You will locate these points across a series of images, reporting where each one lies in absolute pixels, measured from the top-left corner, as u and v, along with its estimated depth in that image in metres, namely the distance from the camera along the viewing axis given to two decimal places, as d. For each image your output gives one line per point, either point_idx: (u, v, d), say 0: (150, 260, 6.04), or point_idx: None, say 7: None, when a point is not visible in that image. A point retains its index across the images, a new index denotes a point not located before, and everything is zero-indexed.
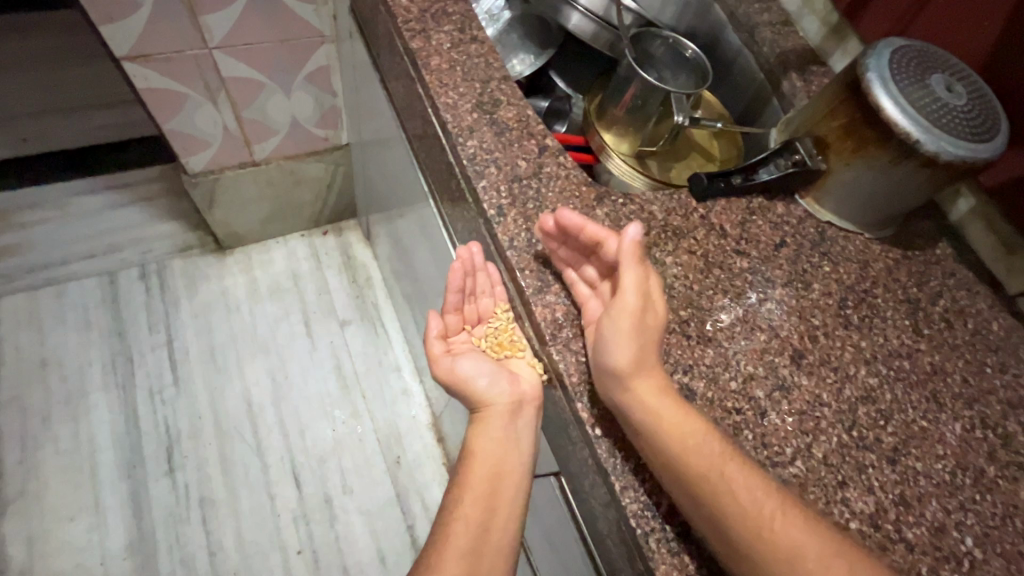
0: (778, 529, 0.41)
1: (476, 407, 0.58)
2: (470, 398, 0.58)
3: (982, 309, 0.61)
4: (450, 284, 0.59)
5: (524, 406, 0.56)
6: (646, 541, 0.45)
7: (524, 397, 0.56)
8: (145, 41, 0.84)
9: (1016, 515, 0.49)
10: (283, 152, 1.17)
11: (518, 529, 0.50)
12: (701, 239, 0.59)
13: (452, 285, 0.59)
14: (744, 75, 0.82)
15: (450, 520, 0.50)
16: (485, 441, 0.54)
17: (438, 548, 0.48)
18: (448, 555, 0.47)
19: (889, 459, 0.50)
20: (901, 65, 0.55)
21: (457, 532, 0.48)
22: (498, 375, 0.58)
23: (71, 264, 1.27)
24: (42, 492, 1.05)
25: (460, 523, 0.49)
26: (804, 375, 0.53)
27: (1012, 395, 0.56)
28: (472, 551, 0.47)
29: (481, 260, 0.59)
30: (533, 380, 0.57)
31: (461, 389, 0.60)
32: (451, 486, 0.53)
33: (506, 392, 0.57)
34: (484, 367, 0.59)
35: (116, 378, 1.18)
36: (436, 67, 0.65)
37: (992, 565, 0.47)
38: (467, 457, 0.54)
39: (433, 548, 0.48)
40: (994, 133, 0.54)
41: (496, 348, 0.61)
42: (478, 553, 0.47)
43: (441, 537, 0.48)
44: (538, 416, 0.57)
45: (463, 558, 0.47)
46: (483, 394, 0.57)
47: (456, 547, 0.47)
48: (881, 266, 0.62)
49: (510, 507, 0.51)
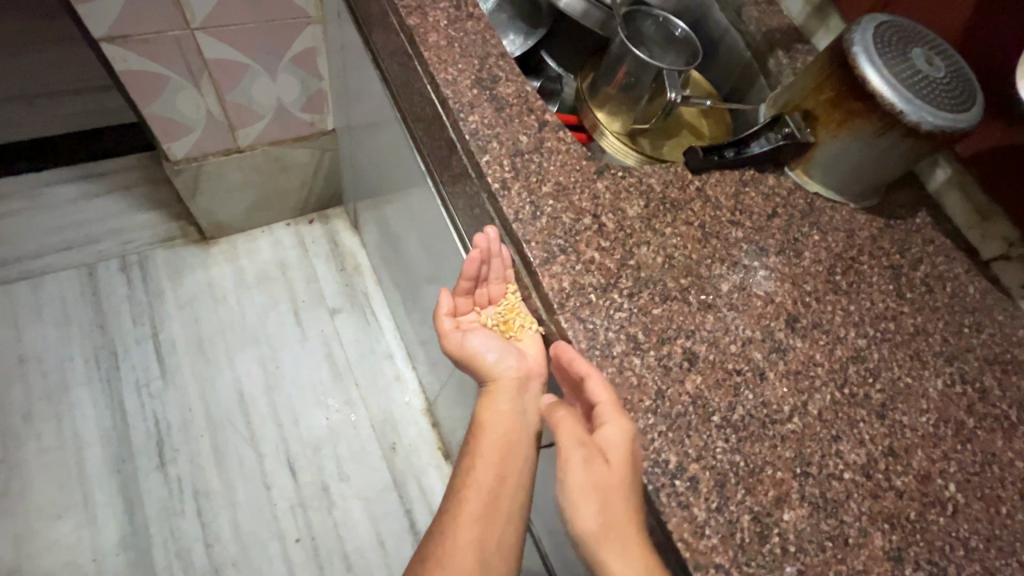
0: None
1: (484, 380, 0.59)
2: (479, 372, 0.59)
3: (959, 273, 0.64)
4: (465, 270, 0.58)
5: (532, 381, 0.58)
6: (658, 496, 0.46)
7: (531, 373, 0.59)
8: (125, 21, 0.82)
9: (994, 462, 0.53)
10: (267, 137, 1.15)
11: (526, 496, 0.52)
12: (698, 211, 0.61)
13: (466, 272, 0.58)
14: (731, 53, 0.84)
15: (461, 488, 0.51)
16: (495, 412, 0.55)
17: (451, 517, 0.50)
18: (463, 520, 0.49)
19: (878, 414, 0.53)
20: (884, 39, 0.57)
21: (470, 498, 0.50)
22: (506, 351, 0.59)
23: (47, 257, 1.23)
24: (29, 490, 1.03)
25: (471, 489, 0.51)
26: (799, 338, 0.56)
27: (988, 352, 0.60)
28: (485, 516, 0.49)
29: (497, 246, 0.57)
30: (536, 356, 0.59)
31: (470, 364, 0.60)
32: (463, 455, 0.54)
33: (514, 368, 0.58)
34: (493, 343, 0.59)
35: (100, 372, 1.15)
36: (435, 43, 0.65)
37: (973, 508, 0.50)
38: (478, 427, 0.55)
39: (447, 516, 0.50)
40: (972, 103, 0.57)
41: (503, 327, 0.61)
42: (490, 517, 0.50)
43: (454, 501, 0.51)
44: (545, 392, 0.59)
45: (476, 523, 0.49)
46: (491, 368, 0.58)
47: (467, 513, 0.49)
48: (866, 234, 0.65)
49: (519, 475, 0.52)
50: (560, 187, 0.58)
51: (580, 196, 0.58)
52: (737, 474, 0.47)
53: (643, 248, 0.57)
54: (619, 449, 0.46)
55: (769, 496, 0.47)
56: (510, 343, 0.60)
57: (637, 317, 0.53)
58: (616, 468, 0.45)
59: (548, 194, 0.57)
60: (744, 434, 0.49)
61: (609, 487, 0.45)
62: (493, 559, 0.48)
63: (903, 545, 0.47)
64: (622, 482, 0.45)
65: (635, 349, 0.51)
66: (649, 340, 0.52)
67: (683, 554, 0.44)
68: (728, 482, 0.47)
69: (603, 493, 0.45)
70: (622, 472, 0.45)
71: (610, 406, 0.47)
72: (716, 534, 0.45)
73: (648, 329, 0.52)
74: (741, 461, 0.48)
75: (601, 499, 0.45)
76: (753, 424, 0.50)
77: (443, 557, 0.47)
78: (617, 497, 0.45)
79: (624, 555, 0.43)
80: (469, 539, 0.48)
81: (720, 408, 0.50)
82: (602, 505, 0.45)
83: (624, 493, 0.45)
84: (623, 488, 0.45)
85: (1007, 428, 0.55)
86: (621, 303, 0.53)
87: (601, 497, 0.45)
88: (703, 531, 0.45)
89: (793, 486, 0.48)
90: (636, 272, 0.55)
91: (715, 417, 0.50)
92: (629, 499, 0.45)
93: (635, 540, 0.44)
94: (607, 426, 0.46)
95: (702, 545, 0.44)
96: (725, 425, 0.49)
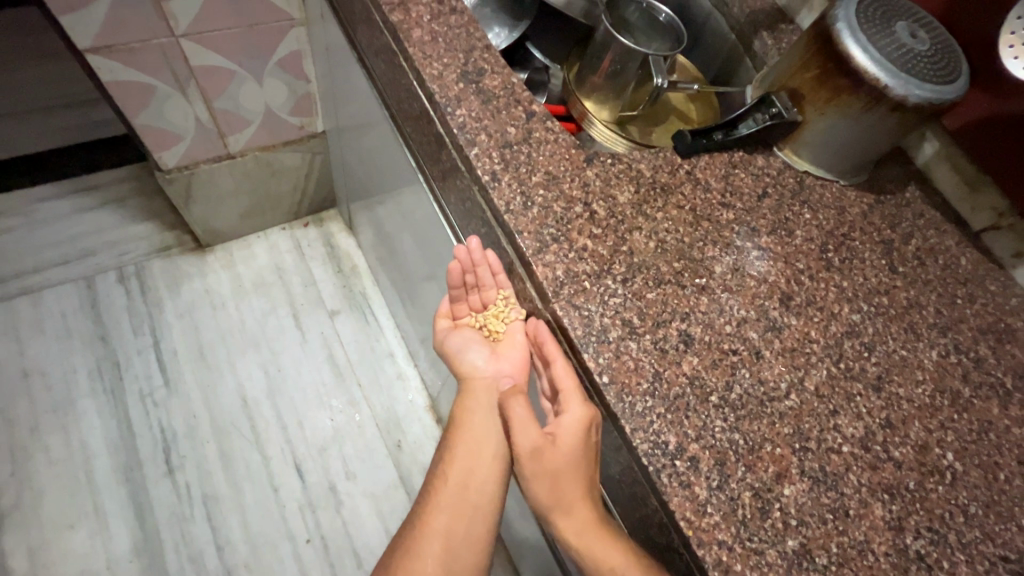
0: (585, 537, 0.49)
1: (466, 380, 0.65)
2: (459, 371, 0.66)
3: (950, 246, 0.65)
4: (450, 280, 0.62)
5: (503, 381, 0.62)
6: (658, 477, 0.46)
7: (501, 374, 0.63)
8: (109, 31, 0.82)
9: (990, 430, 0.54)
10: (258, 142, 1.15)
11: (496, 485, 0.58)
12: (688, 194, 0.61)
13: (454, 282, 0.63)
14: (716, 37, 0.84)
15: (435, 478, 0.59)
16: (470, 413, 0.61)
17: (426, 504, 0.58)
18: (435, 506, 0.57)
19: (874, 387, 0.54)
20: (867, 14, 0.58)
21: (440, 489, 0.58)
22: (485, 355, 0.64)
23: (44, 272, 1.23)
24: (39, 503, 1.03)
25: (442, 482, 0.59)
26: (793, 316, 0.56)
27: (982, 322, 0.60)
28: (454, 504, 0.57)
29: (478, 255, 0.60)
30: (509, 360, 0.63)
31: (456, 363, 0.66)
32: (442, 449, 0.62)
33: (490, 371, 0.63)
34: (476, 345, 0.65)
35: (103, 384, 1.15)
36: (419, 38, 0.65)
37: (972, 476, 0.51)
38: (456, 425, 0.62)
39: (425, 501, 0.59)
40: (957, 75, 0.57)
41: (488, 331, 0.65)
42: (458, 508, 0.57)
43: (429, 492, 0.59)
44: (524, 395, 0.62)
45: (444, 513, 0.57)
46: (472, 371, 0.64)
47: (438, 503, 0.58)
48: (857, 211, 0.65)
49: (490, 466, 0.58)
50: (550, 176, 0.58)
51: (571, 185, 0.58)
52: (737, 452, 0.48)
53: (635, 234, 0.57)
54: (572, 435, 0.49)
55: (770, 472, 0.48)
56: (493, 347, 0.65)
57: (632, 302, 0.53)
58: (568, 448, 0.50)
59: (538, 184, 0.58)
60: (743, 412, 0.50)
61: (560, 465, 0.50)
62: (460, 545, 0.56)
63: (903, 515, 0.48)
64: (571, 458, 0.50)
65: (631, 334, 0.52)
66: (644, 325, 0.52)
67: (686, 532, 0.45)
68: (728, 460, 0.48)
69: (554, 472, 0.51)
70: (573, 451, 0.50)
71: (572, 389, 0.51)
72: (718, 512, 0.46)
73: (643, 313, 0.53)
74: (740, 439, 0.49)
75: (552, 476, 0.51)
76: (751, 402, 0.50)
77: (417, 542, 0.56)
78: (564, 471, 0.51)
79: (572, 516, 0.50)
80: (440, 526, 0.56)
81: (718, 388, 0.51)
82: (553, 480, 0.51)
83: (572, 466, 0.51)
84: (575, 462, 0.51)
85: (1002, 395, 0.56)
86: (615, 289, 0.54)
87: (551, 473, 0.51)
88: (704, 509, 0.46)
89: (793, 462, 0.48)
90: (628, 258, 0.55)
91: (713, 397, 0.50)
92: (575, 469, 0.51)
93: (579, 496, 0.51)
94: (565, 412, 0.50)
95: (704, 523, 0.45)
96: (724, 404, 0.50)
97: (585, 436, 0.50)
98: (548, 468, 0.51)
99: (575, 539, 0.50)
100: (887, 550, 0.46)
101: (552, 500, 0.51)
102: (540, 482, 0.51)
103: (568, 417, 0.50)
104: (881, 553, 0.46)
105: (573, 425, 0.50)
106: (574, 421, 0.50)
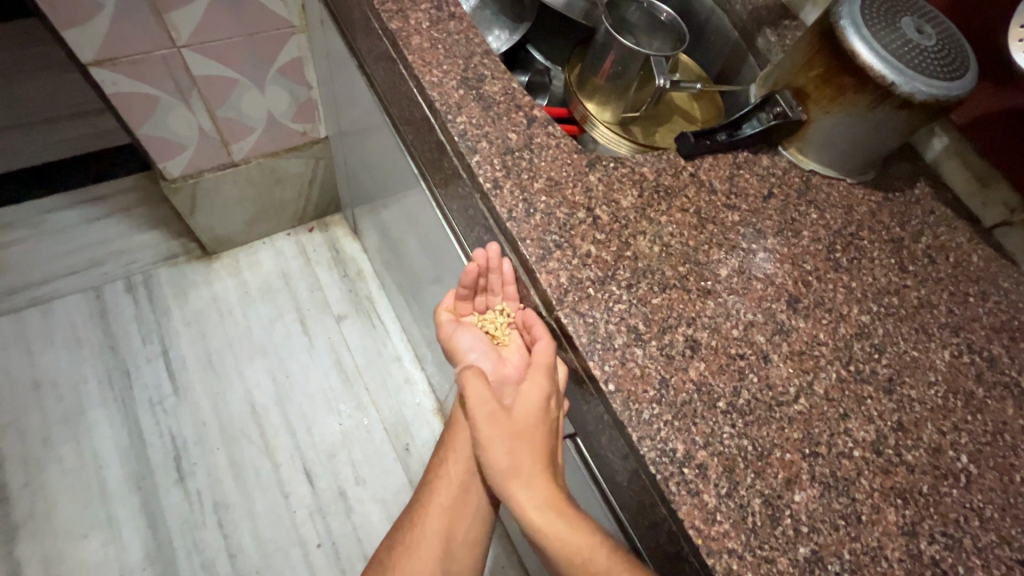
0: (544, 505, 0.49)
1: None
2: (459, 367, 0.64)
3: (961, 243, 0.64)
4: (463, 280, 0.61)
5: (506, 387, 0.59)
6: (666, 485, 0.46)
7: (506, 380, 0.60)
8: (111, 44, 0.82)
9: (1005, 431, 0.53)
10: (260, 149, 1.15)
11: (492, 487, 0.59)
12: (693, 197, 0.60)
13: (465, 282, 0.61)
14: (718, 34, 0.83)
15: (434, 479, 0.60)
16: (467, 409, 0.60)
17: (423, 505, 0.58)
18: (433, 507, 0.58)
19: (885, 389, 0.53)
20: (873, 10, 0.57)
21: (441, 491, 0.58)
22: (487, 355, 0.63)
23: (53, 283, 1.25)
24: (53, 512, 1.05)
25: (443, 483, 0.59)
26: (801, 318, 0.55)
27: (995, 321, 0.59)
28: (452, 507, 0.58)
29: (495, 261, 0.59)
30: (514, 365, 0.62)
31: (457, 358, 0.65)
32: (442, 448, 0.61)
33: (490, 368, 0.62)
34: (479, 342, 0.64)
35: (114, 393, 1.16)
36: (418, 46, 0.65)
37: (987, 478, 0.50)
38: (454, 425, 0.62)
39: (422, 501, 0.59)
40: (965, 70, 0.56)
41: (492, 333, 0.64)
42: (458, 510, 0.58)
43: (428, 491, 0.59)
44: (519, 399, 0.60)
45: (443, 515, 0.57)
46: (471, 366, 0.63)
47: (437, 504, 0.58)
48: (865, 209, 0.64)
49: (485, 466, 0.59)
50: (552, 182, 0.58)
51: (573, 190, 0.58)
52: (745, 459, 0.47)
53: (640, 238, 0.56)
54: (531, 402, 0.52)
55: (779, 478, 0.47)
56: (497, 350, 0.64)
57: (637, 308, 0.53)
58: (526, 416, 0.52)
59: (540, 190, 0.57)
60: (751, 418, 0.49)
61: (517, 431, 0.52)
62: (457, 547, 0.57)
63: (917, 520, 0.47)
64: (530, 427, 0.52)
65: (637, 341, 0.51)
66: (649, 330, 0.52)
67: (695, 541, 0.44)
68: (737, 467, 0.47)
69: (511, 436, 0.52)
70: (530, 419, 0.53)
71: (543, 364, 0.52)
72: (728, 520, 0.45)
73: (648, 319, 0.52)
74: (749, 445, 0.48)
75: (509, 442, 0.51)
76: (760, 408, 0.50)
77: (414, 540, 0.56)
78: (523, 439, 0.52)
79: (532, 489, 0.49)
80: (437, 527, 0.57)
81: (725, 394, 0.50)
82: (513, 449, 0.51)
83: (531, 434, 0.52)
84: (535, 437, 0.52)
85: (1017, 395, 0.55)
86: (619, 295, 0.53)
87: (510, 441, 0.51)
88: (713, 517, 0.45)
89: (803, 467, 0.48)
90: (633, 263, 0.55)
91: (721, 403, 0.50)
92: (535, 438, 0.52)
93: (538, 470, 0.51)
94: (528, 385, 0.53)
95: (713, 531, 0.45)
96: (732, 410, 0.49)
97: (545, 408, 0.53)
98: (507, 435, 0.52)
99: (536, 514, 0.48)
100: (900, 556, 0.45)
101: (512, 470, 0.50)
102: (500, 452, 0.51)
103: (530, 388, 0.52)
104: (894, 559, 0.45)
105: (535, 395, 0.52)
106: (535, 393, 0.52)
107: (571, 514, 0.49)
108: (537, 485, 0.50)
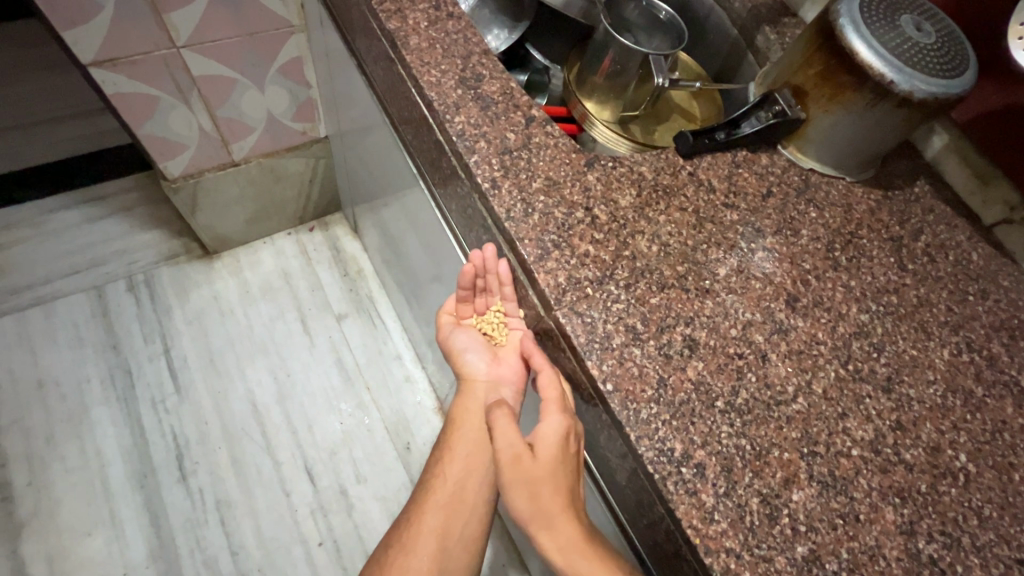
0: (568, 548, 0.48)
1: (463, 379, 0.65)
2: (458, 368, 0.66)
3: (961, 241, 0.64)
4: (460, 281, 0.61)
5: (503, 390, 0.63)
6: (664, 484, 0.46)
7: (502, 381, 0.63)
8: (111, 44, 0.82)
9: (1004, 430, 0.53)
10: (261, 149, 1.15)
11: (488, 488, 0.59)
12: (691, 196, 0.60)
13: (462, 283, 0.61)
14: (717, 33, 0.83)
15: (431, 478, 0.60)
16: (467, 414, 0.62)
17: (420, 504, 0.59)
18: (429, 505, 0.58)
19: (884, 388, 0.53)
20: (872, 9, 0.56)
21: (438, 489, 0.59)
22: (484, 355, 0.65)
23: (55, 283, 1.25)
24: (57, 510, 1.05)
25: (440, 481, 0.60)
26: (799, 317, 0.55)
27: (995, 319, 0.59)
28: (449, 505, 0.58)
29: (491, 262, 0.59)
30: (509, 366, 0.64)
31: (456, 360, 0.66)
32: (439, 448, 0.63)
33: (488, 372, 0.64)
34: (476, 344, 0.65)
35: (116, 392, 1.17)
36: (417, 46, 0.65)
37: (986, 477, 0.50)
38: (451, 425, 0.63)
39: (419, 499, 0.60)
40: (965, 68, 0.56)
41: (489, 334, 0.65)
42: (454, 509, 0.58)
43: (425, 490, 0.60)
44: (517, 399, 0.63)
45: (439, 512, 0.58)
46: (469, 370, 0.65)
47: (434, 502, 0.58)
48: (864, 208, 0.64)
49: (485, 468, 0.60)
50: (550, 182, 0.58)
51: (571, 190, 0.58)
52: (743, 458, 0.48)
53: (638, 238, 0.56)
54: (550, 439, 0.51)
55: (778, 477, 0.47)
56: (493, 351, 0.65)
57: (634, 308, 0.53)
58: (547, 457, 0.51)
59: (538, 190, 0.57)
60: (749, 417, 0.49)
61: (537, 474, 0.50)
62: (454, 546, 0.56)
63: (915, 519, 0.47)
64: (550, 470, 0.50)
65: (635, 340, 0.51)
66: (647, 330, 0.52)
67: (693, 540, 0.44)
68: (735, 466, 0.47)
69: (532, 479, 0.50)
70: (551, 460, 0.51)
71: (553, 398, 0.53)
72: (725, 519, 0.45)
73: (646, 319, 0.52)
74: (747, 444, 0.48)
75: (530, 486, 0.50)
76: (758, 407, 0.50)
77: (411, 538, 0.56)
78: (545, 483, 0.50)
79: (554, 533, 0.48)
80: (433, 525, 0.57)
81: (723, 393, 0.50)
82: (534, 493, 0.50)
83: (552, 477, 0.50)
84: (560, 477, 0.51)
85: (1016, 393, 0.55)
86: (617, 295, 0.53)
87: (533, 486, 0.50)
88: (711, 516, 0.45)
89: (801, 466, 0.48)
90: (631, 263, 0.55)
91: (719, 402, 0.50)
92: (556, 481, 0.50)
93: (563, 512, 0.49)
94: (545, 422, 0.52)
95: (711, 530, 0.45)
96: (729, 409, 0.50)
97: (563, 445, 0.52)
98: (530, 478, 0.50)
99: (559, 558, 0.48)
100: (898, 555, 0.46)
101: (536, 515, 0.49)
102: (523, 497, 0.50)
103: (547, 424, 0.52)
104: (892, 558, 0.45)
105: (552, 432, 0.51)
106: (552, 429, 0.52)
107: (596, 553, 0.48)
108: (561, 527, 0.48)
